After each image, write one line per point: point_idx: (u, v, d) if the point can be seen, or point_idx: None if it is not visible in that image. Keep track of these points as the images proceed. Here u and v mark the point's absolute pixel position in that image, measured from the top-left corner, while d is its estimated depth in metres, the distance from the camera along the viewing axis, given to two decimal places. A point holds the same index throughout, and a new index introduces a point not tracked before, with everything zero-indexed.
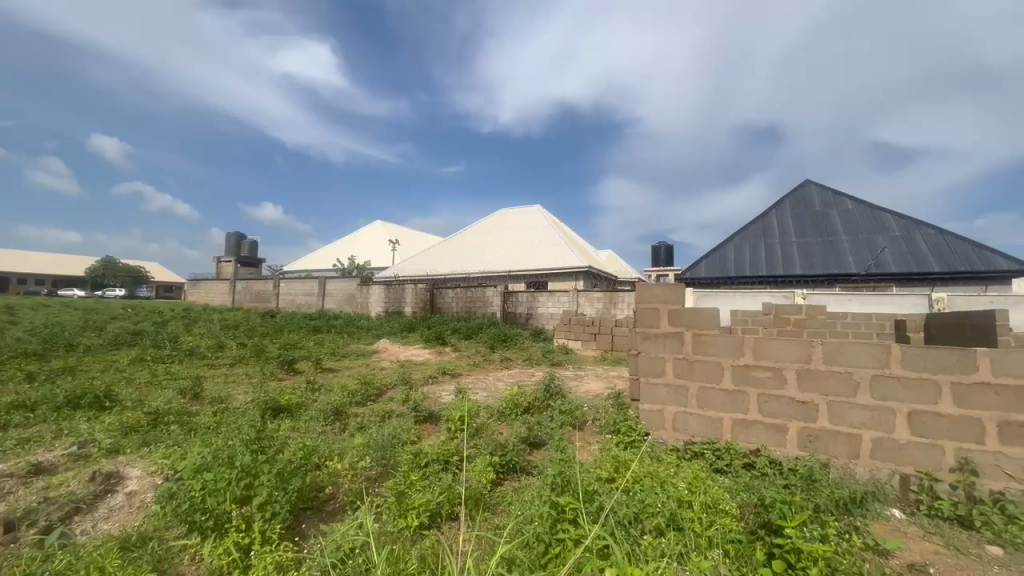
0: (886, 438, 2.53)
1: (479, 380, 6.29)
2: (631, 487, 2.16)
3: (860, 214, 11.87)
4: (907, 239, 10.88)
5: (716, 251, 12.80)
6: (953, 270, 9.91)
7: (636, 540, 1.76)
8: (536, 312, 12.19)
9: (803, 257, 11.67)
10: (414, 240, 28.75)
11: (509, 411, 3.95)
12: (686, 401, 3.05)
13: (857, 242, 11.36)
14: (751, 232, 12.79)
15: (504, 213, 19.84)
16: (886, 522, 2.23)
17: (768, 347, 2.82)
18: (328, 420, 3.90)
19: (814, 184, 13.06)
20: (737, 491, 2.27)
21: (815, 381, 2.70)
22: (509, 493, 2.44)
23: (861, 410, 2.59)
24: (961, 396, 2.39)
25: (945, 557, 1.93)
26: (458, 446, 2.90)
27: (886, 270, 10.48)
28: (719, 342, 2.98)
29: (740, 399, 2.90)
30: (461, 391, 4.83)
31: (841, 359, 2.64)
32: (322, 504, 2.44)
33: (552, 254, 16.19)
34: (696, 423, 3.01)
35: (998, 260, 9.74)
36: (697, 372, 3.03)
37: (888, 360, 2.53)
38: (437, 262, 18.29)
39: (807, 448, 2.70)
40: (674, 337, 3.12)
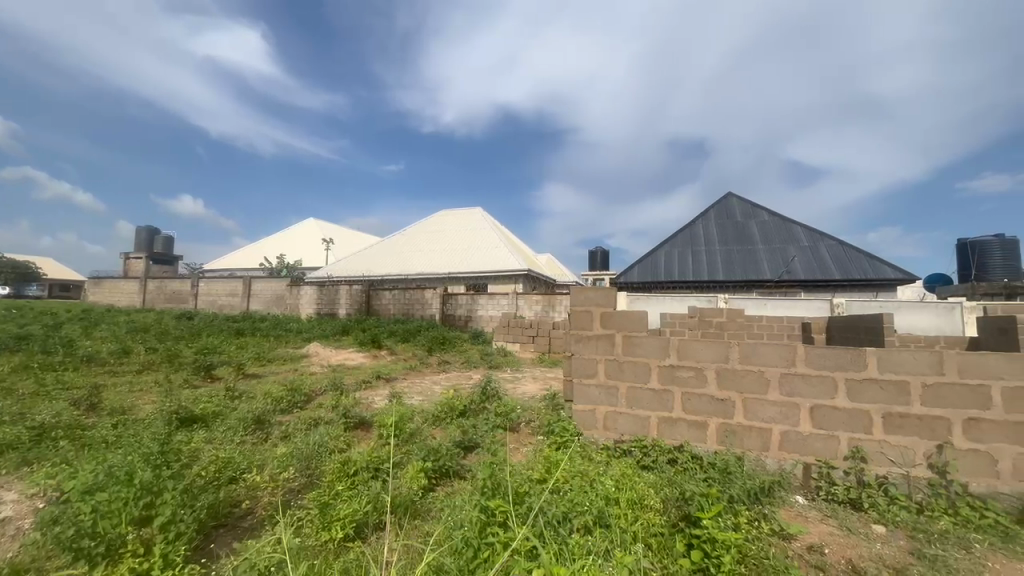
0: (792, 431, 2.75)
1: (416, 384, 6.16)
2: (561, 487, 2.19)
3: (774, 225, 12.94)
4: (813, 249, 11.99)
5: (648, 257, 13.45)
6: (851, 278, 11.03)
7: (565, 540, 1.78)
8: (475, 315, 12.15)
9: (725, 265, 12.54)
10: (350, 240, 27.72)
11: (444, 415, 3.90)
12: (617, 401, 3.16)
13: (771, 251, 12.36)
14: (680, 239, 13.57)
15: (444, 214, 19.65)
16: (789, 508, 2.44)
17: (691, 348, 2.99)
18: (249, 429, 3.65)
19: (735, 196, 14.07)
20: (661, 486, 2.37)
21: (732, 379, 2.89)
22: (442, 499, 2.39)
23: (771, 406, 2.81)
24: (853, 391, 2.65)
25: (838, 537, 2.13)
26: (390, 453, 2.81)
27: (796, 277, 11.49)
28: (647, 343, 3.11)
29: (666, 397, 3.04)
30: (395, 396, 4.71)
31: (755, 358, 2.84)
32: (237, 521, 2.27)
33: (492, 257, 16.24)
34: (626, 421, 3.13)
35: (887, 270, 10.96)
36: (627, 373, 3.15)
37: (794, 359, 2.76)
38: (375, 263, 17.76)
39: (724, 442, 2.88)
40: (606, 339, 3.22)
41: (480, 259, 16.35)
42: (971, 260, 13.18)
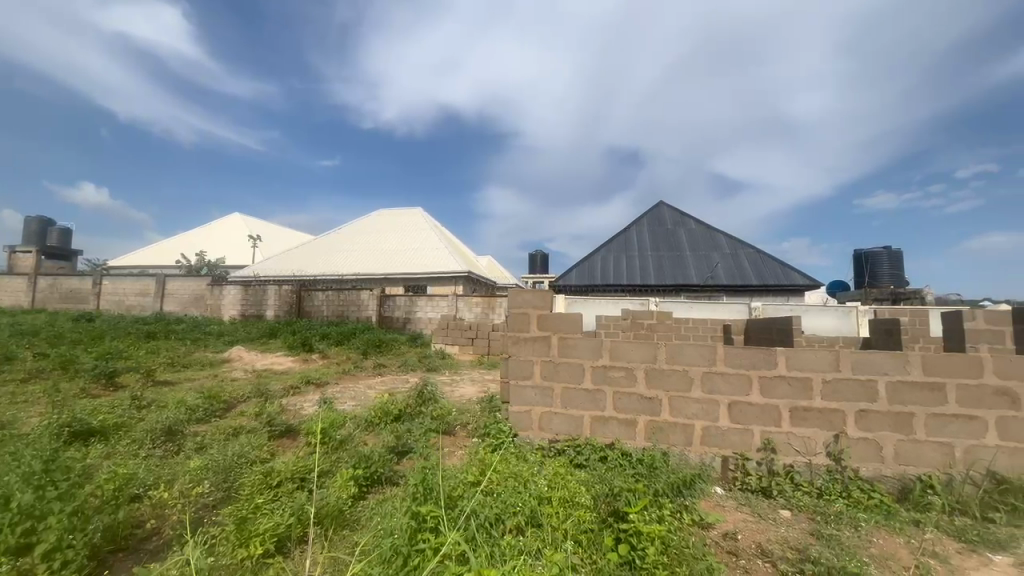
0: (712, 426, 2.94)
1: (348, 388, 5.91)
2: (494, 488, 2.20)
3: (700, 233, 13.79)
4: (734, 256, 12.91)
5: (585, 261, 13.86)
6: (766, 283, 12.00)
7: (496, 541, 1.79)
8: (414, 317, 11.91)
9: (656, 270, 13.20)
10: (280, 237, 26.20)
11: (378, 420, 3.78)
12: (552, 402, 3.22)
13: (697, 257, 13.17)
14: (615, 245, 14.11)
15: (382, 213, 19.12)
16: (709, 498, 2.60)
17: (622, 349, 3.11)
18: (157, 441, 3.34)
19: (666, 204, 14.85)
20: (592, 483, 2.44)
21: (660, 378, 3.04)
22: (373, 506, 2.32)
23: (694, 403, 2.98)
24: (765, 387, 2.87)
25: (750, 522, 2.31)
26: (317, 461, 2.68)
27: (718, 282, 12.32)
28: (581, 345, 3.19)
29: (598, 397, 3.14)
30: (326, 401, 4.51)
31: (680, 358, 3.00)
32: (141, 543, 2.07)
33: (432, 258, 16.00)
34: (560, 421, 3.19)
35: (796, 276, 12.03)
36: (562, 373, 3.21)
37: (715, 358, 2.95)
38: (307, 262, 16.91)
39: (652, 438, 3.02)
40: (542, 341, 3.27)
41: (419, 260, 16.06)
42: (865, 268, 14.80)
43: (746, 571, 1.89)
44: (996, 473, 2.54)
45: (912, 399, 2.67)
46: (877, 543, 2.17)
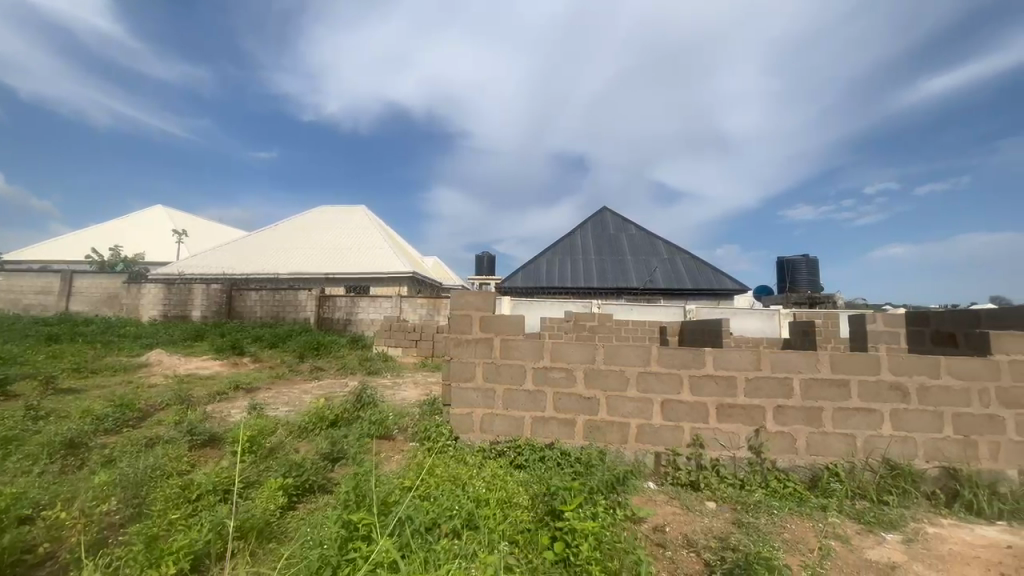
0: (646, 424, 3.06)
1: (281, 393, 5.60)
2: (431, 493, 2.17)
3: (640, 238, 14.36)
4: (671, 261, 13.55)
5: (531, 263, 14.03)
6: (699, 287, 12.70)
7: (431, 547, 1.76)
8: (355, 318, 11.53)
9: (599, 273, 13.59)
10: (208, 232, 24.47)
11: (313, 426, 3.63)
12: (493, 403, 3.22)
13: (638, 262, 13.71)
14: (560, 248, 14.39)
15: (323, 209, 18.36)
16: (642, 493, 2.71)
17: (562, 350, 3.17)
18: (56, 455, 3.01)
19: (609, 210, 15.35)
20: (531, 483, 2.47)
21: (598, 378, 3.13)
22: (303, 516, 2.21)
23: (630, 402, 3.09)
24: (695, 386, 3.03)
25: (679, 515, 2.43)
26: (242, 472, 2.52)
27: (656, 285, 12.90)
28: (522, 346, 3.22)
29: (539, 397, 3.18)
30: (256, 407, 4.26)
31: (617, 359, 3.11)
32: (30, 571, 1.85)
33: (375, 258, 15.57)
34: (501, 422, 3.20)
35: (727, 281, 12.83)
36: (503, 375, 3.23)
37: (650, 358, 3.08)
38: (239, 259, 15.93)
39: (589, 437, 3.10)
40: (484, 342, 3.27)
41: (362, 260, 15.57)
42: (786, 276, 16.03)
43: (673, 561, 1.97)
44: (890, 460, 2.83)
45: (822, 394, 2.92)
46: (789, 528, 2.35)
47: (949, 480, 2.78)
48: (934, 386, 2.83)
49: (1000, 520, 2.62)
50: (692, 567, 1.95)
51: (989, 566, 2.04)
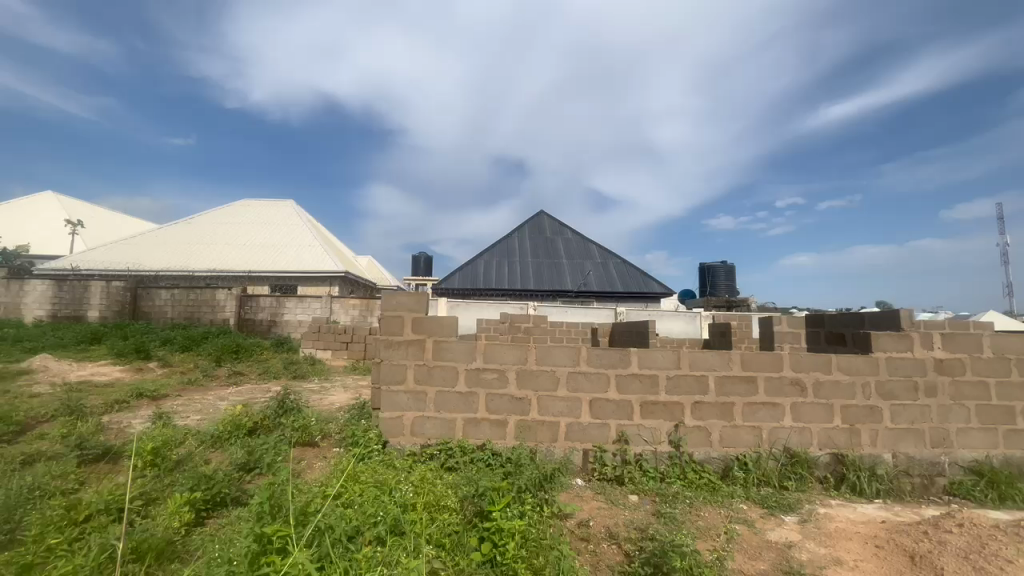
0: (575, 422, 3.15)
1: (192, 401, 5.15)
2: (355, 500, 2.10)
3: (575, 242, 14.79)
4: (604, 265, 14.09)
5: (468, 264, 14.00)
6: (629, 291, 13.31)
7: (352, 556, 1.70)
8: (281, 320, 10.88)
9: (535, 275, 13.83)
10: (109, 224, 22.03)
11: (227, 435, 3.37)
12: (424, 406, 3.17)
13: (572, 265, 14.10)
14: (498, 249, 14.48)
15: (245, 203, 17.17)
16: (569, 490, 2.78)
17: (495, 351, 3.19)
18: None
19: (546, 214, 15.65)
20: (460, 485, 2.46)
21: (530, 379, 3.17)
22: (214, 532, 2.06)
23: (560, 401, 3.16)
24: (621, 384, 3.17)
25: (603, 509, 2.52)
26: (141, 488, 2.29)
27: (590, 288, 13.35)
28: (455, 348, 3.20)
29: (471, 399, 3.17)
30: (161, 416, 3.89)
31: (548, 360, 3.17)
32: None
33: (304, 256, 14.81)
34: (433, 425, 3.16)
35: (654, 284, 13.53)
36: (435, 378, 3.19)
37: (579, 358, 3.17)
38: (147, 254, 14.50)
39: (520, 437, 3.14)
40: (416, 344, 3.21)
41: (289, 258, 14.72)
42: (707, 280, 17.18)
43: (596, 554, 2.05)
44: (790, 448, 3.11)
45: (733, 390, 3.16)
46: (702, 516, 2.51)
47: (837, 464, 3.10)
48: (826, 381, 3.16)
49: (877, 498, 2.97)
50: (614, 558, 2.03)
51: (868, 539, 2.30)
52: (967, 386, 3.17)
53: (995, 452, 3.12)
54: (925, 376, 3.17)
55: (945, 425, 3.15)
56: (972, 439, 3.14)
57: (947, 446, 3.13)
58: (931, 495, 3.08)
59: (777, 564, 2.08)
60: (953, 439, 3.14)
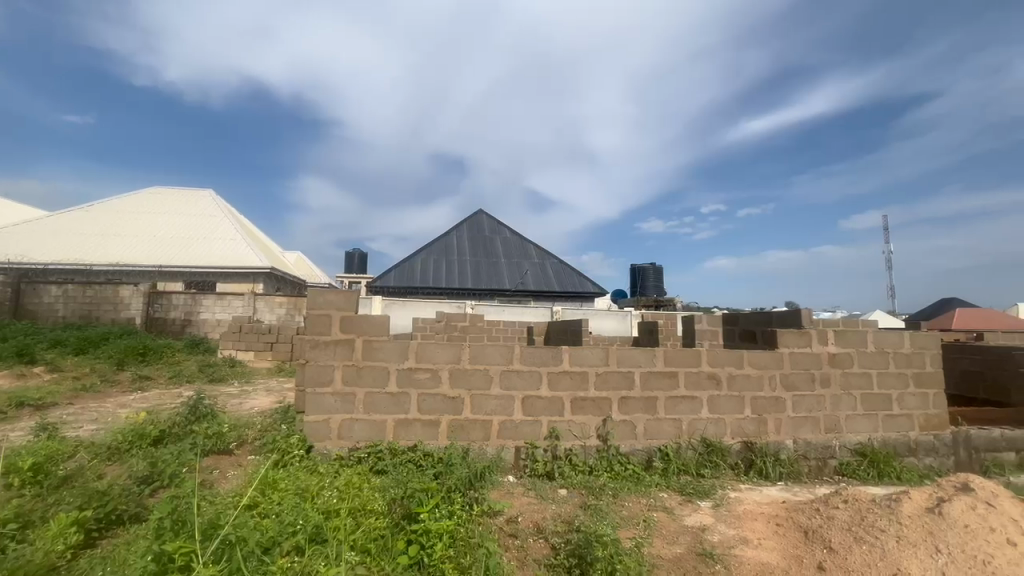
0: (508, 420, 3.18)
1: (87, 409, 4.63)
2: (273, 509, 1.99)
3: (513, 242, 14.92)
4: (541, 265, 14.34)
5: (405, 262, 13.71)
6: (565, 291, 13.66)
7: (266, 569, 1.61)
8: (196, 319, 10.05)
9: (473, 274, 13.81)
10: None
11: (127, 446, 3.06)
12: (353, 408, 3.06)
13: (510, 264, 14.22)
14: (435, 247, 14.29)
15: (154, 190, 15.63)
16: (500, 488, 2.81)
17: (428, 351, 3.14)
18: None
19: (485, 213, 15.66)
20: (388, 488, 2.40)
21: (463, 378, 3.16)
22: (107, 553, 1.86)
23: (492, 400, 3.18)
24: (552, 381, 3.24)
25: (533, 505, 2.56)
26: (16, 510, 2.02)
27: (527, 288, 13.56)
28: (386, 348, 3.12)
29: (402, 400, 3.10)
30: (47, 427, 3.46)
31: (482, 358, 3.18)
32: None
33: (224, 250, 13.77)
34: (361, 427, 3.06)
35: (589, 285, 13.97)
36: (365, 378, 3.09)
37: (512, 357, 3.20)
38: (34, 245, 12.87)
39: (453, 436, 3.12)
40: (344, 344, 3.09)
41: (206, 252, 13.62)
42: (637, 281, 18.01)
43: (523, 549, 2.08)
44: (706, 438, 3.33)
45: (657, 385, 3.33)
46: (626, 506, 2.63)
47: (747, 451, 3.37)
48: (738, 375, 3.42)
49: (780, 481, 3.26)
50: (541, 552, 2.07)
51: (770, 519, 2.51)
52: (855, 377, 3.56)
53: (876, 435, 3.53)
54: (821, 369, 3.52)
55: (836, 413, 3.51)
56: (858, 424, 3.53)
57: (837, 431, 3.50)
58: (824, 475, 3.42)
59: (691, 547, 2.22)
60: (842, 425, 3.51)
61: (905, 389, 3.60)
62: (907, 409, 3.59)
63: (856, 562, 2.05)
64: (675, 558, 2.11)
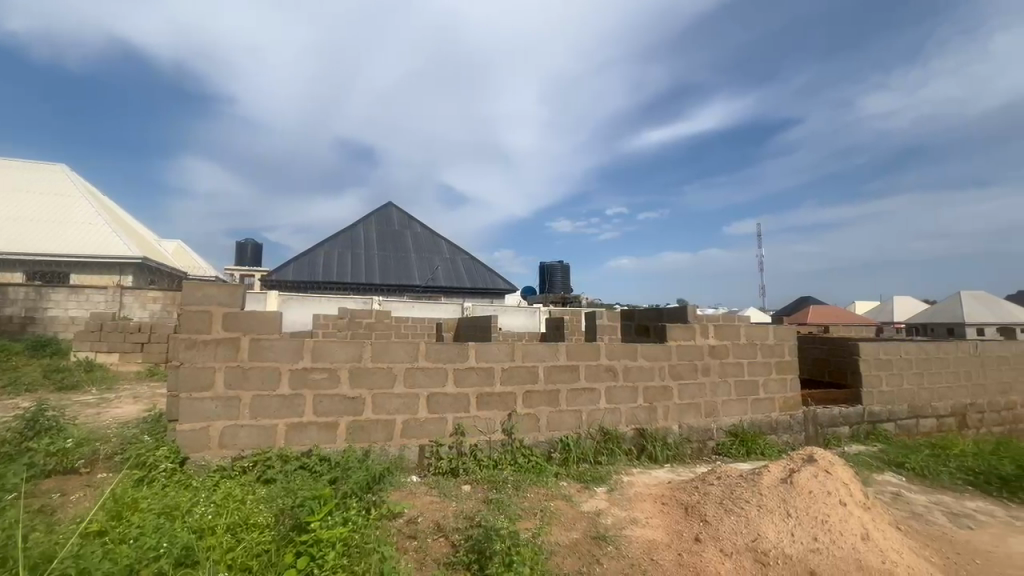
0: (412, 418, 3.10)
1: None
2: (131, 534, 1.74)
3: (424, 236, 14.61)
4: (453, 261, 14.22)
5: (306, 255, 12.85)
6: (476, 287, 13.70)
7: None
8: (43, 316, 8.54)
9: (382, 269, 13.33)
10: None
11: None
12: (238, 413, 2.79)
13: (421, 260, 13.92)
14: (340, 240, 13.55)
15: None
16: (402, 488, 2.73)
17: (325, 349, 2.95)
18: None
19: (394, 206, 15.14)
20: (274, 498, 2.22)
21: (363, 378, 3.02)
22: None
23: (396, 398, 3.08)
24: (458, 377, 3.22)
25: (435, 504, 2.52)
26: None
27: (437, 284, 13.39)
28: (277, 347, 2.88)
29: (295, 402, 2.88)
30: None
31: (385, 356, 3.06)
32: None
33: (81, 236, 11.83)
34: (247, 434, 2.79)
35: (499, 282, 14.13)
36: (252, 380, 2.82)
37: (417, 354, 3.13)
38: None
39: (351, 438, 2.97)
40: (228, 343, 2.80)
41: (58, 237, 11.60)
42: (546, 278, 18.60)
43: (422, 550, 2.04)
44: (604, 427, 3.53)
45: (560, 378, 3.46)
46: (528, 497, 2.70)
47: (640, 437, 3.62)
48: (633, 366, 3.66)
49: (667, 463, 3.55)
50: (440, 551, 2.05)
51: (657, 498, 2.73)
52: (730, 366, 3.99)
53: (746, 417, 3.99)
54: (702, 359, 3.89)
55: (714, 398, 3.91)
56: (732, 408, 3.96)
57: (715, 415, 3.90)
58: (704, 455, 3.80)
59: (586, 532, 2.33)
60: (719, 409, 3.92)
61: (769, 375, 4.11)
62: (770, 393, 4.10)
63: (725, 532, 2.29)
64: (571, 544, 2.20)
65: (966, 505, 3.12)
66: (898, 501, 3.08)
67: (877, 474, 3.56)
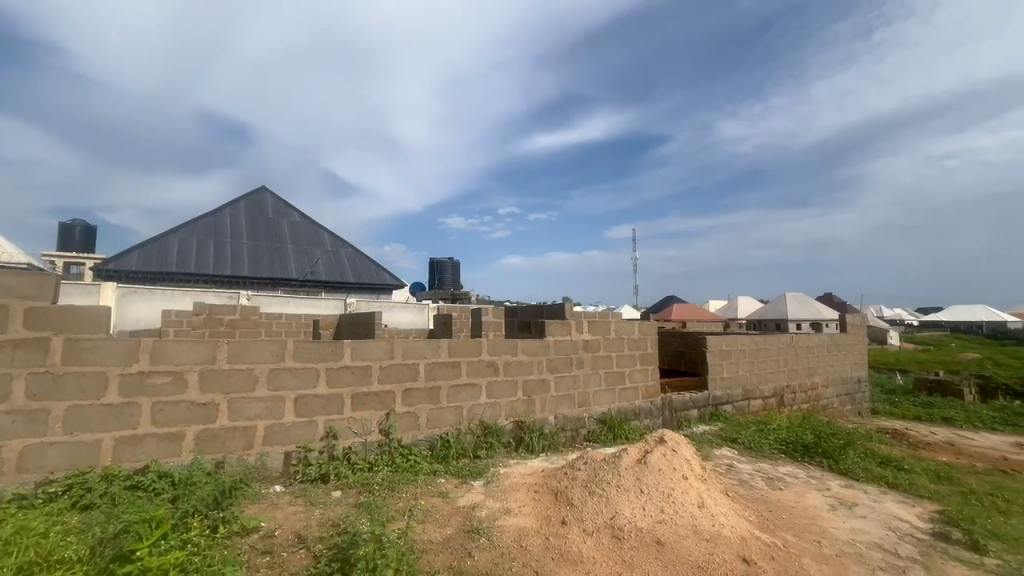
0: (277, 424, 2.85)
1: None
2: None
3: (304, 226, 13.49)
4: (335, 254, 13.37)
5: (154, 243, 11.13)
6: (361, 282, 13.03)
7: None
8: None
9: (251, 260, 12.02)
10: None
11: None
12: (45, 429, 2.31)
13: (299, 252, 12.84)
14: (201, 226, 11.95)
15: None
16: (261, 500, 2.49)
17: (167, 350, 2.57)
18: None
19: (269, 192, 13.77)
20: (91, 527, 1.87)
21: (216, 381, 2.69)
22: None
23: (258, 403, 2.80)
24: (331, 377, 3.03)
25: (299, 514, 2.34)
26: None
27: (317, 278, 12.47)
28: (104, 348, 2.44)
29: (127, 412, 2.47)
30: None
31: (244, 357, 2.77)
32: None
33: None
34: (59, 453, 2.33)
35: (387, 278, 13.62)
36: (66, 388, 2.36)
37: (283, 353, 2.88)
38: None
39: (201, 449, 2.63)
40: (33, 345, 2.30)
41: None
42: (436, 274, 18.42)
43: (278, 565, 1.88)
44: (484, 422, 3.59)
45: (441, 374, 3.43)
46: (402, 497, 2.64)
47: (518, 430, 3.75)
48: (513, 361, 3.78)
49: (543, 452, 3.72)
50: (301, 563, 1.91)
51: (530, 487, 2.85)
52: (602, 359, 4.31)
53: (614, 405, 4.35)
54: (577, 353, 4.16)
55: (587, 389, 4.20)
56: (602, 398, 4.29)
57: (587, 404, 4.19)
58: (577, 442, 4.06)
59: (460, 526, 2.34)
60: (591, 399, 4.22)
61: (634, 366, 4.52)
62: (635, 382, 4.51)
63: (588, 513, 2.47)
64: (443, 540, 2.20)
65: (779, 470, 3.76)
66: (730, 471, 3.61)
67: (716, 449, 4.14)
